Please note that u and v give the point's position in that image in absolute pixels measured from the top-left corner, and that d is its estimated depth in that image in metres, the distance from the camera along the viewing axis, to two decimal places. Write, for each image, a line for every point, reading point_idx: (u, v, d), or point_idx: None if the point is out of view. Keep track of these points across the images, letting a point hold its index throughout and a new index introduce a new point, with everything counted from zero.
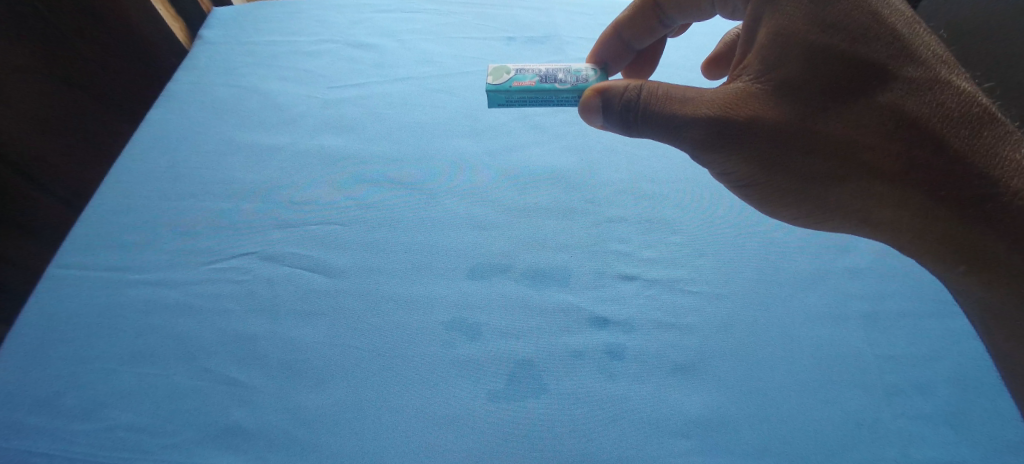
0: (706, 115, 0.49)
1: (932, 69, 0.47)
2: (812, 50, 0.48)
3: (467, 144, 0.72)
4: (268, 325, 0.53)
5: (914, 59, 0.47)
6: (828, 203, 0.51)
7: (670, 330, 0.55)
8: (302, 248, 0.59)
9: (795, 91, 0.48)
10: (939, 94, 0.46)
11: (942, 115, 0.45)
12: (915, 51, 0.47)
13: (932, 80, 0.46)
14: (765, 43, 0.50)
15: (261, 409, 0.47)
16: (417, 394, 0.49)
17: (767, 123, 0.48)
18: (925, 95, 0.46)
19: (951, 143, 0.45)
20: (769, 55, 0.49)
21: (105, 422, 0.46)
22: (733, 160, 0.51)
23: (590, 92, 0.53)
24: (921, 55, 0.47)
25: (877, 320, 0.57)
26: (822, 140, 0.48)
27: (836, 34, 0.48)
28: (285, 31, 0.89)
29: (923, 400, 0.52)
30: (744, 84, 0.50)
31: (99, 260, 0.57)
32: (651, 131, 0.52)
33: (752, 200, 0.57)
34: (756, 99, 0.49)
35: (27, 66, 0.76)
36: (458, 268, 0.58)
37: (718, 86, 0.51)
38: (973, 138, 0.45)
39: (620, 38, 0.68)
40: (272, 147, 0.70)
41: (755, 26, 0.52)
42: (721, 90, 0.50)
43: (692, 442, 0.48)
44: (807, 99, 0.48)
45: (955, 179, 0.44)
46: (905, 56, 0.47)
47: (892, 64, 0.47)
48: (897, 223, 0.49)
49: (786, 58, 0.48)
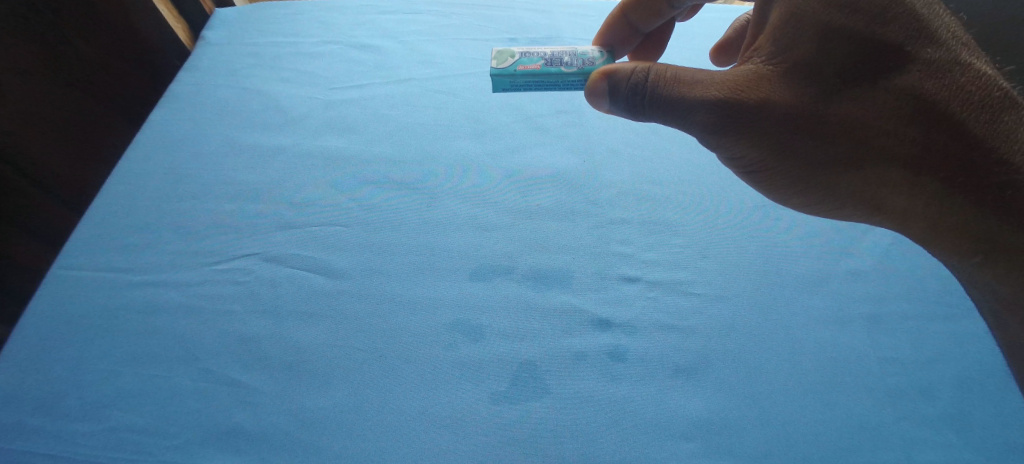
0: (714, 98, 0.48)
1: (952, 51, 0.45)
2: (827, 30, 0.45)
3: (469, 144, 0.72)
4: (270, 327, 0.54)
5: (935, 40, 0.45)
6: (840, 189, 0.50)
7: (669, 331, 0.55)
8: (304, 249, 0.60)
9: (808, 74, 0.46)
10: (959, 77, 0.44)
11: (962, 99, 0.44)
12: (935, 31, 0.45)
13: (952, 62, 0.44)
14: (777, 24, 0.47)
15: (263, 411, 0.48)
16: (419, 395, 0.49)
17: (778, 107, 0.47)
18: (946, 77, 0.44)
19: (969, 129, 0.43)
20: (782, 36, 0.47)
21: (108, 422, 0.47)
22: (743, 147, 0.50)
23: (595, 76, 0.53)
24: (941, 36, 0.45)
25: (880, 323, 0.56)
26: (835, 124, 0.46)
27: (853, 14, 0.45)
28: (287, 32, 0.89)
29: (927, 403, 0.51)
30: (754, 66, 0.48)
31: (103, 261, 0.58)
32: (659, 115, 0.51)
33: (760, 186, 0.56)
34: (768, 82, 0.47)
35: (27, 67, 0.75)
36: (458, 270, 0.58)
37: (728, 69, 0.49)
38: (993, 123, 0.43)
39: (626, 21, 0.66)
40: (274, 148, 0.71)
41: (767, 6, 0.49)
42: (732, 72, 0.49)
43: (691, 444, 0.48)
44: (820, 82, 0.46)
45: (971, 166, 0.43)
46: (926, 37, 0.45)
47: (911, 46, 0.44)
48: (910, 212, 0.48)
49: (800, 40, 0.46)
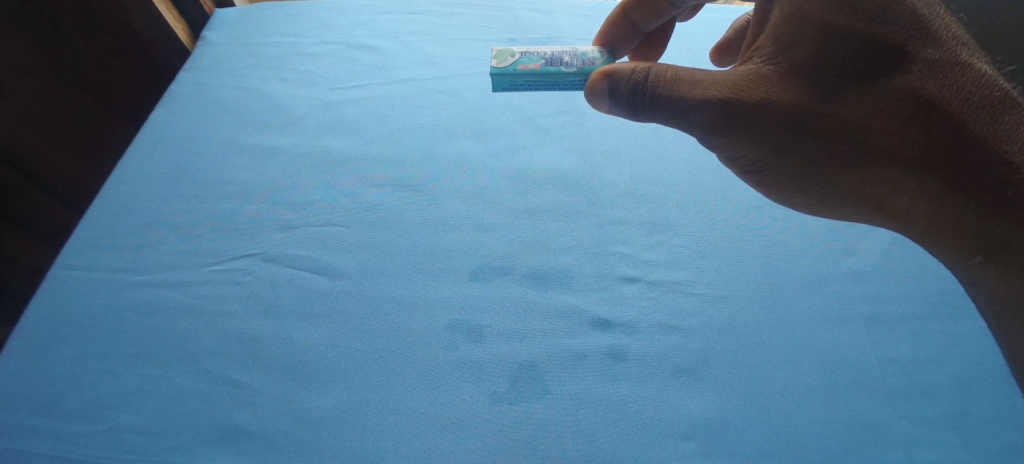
0: (714, 97, 0.48)
1: (953, 51, 0.45)
2: (828, 30, 0.45)
3: (470, 145, 0.72)
4: (270, 327, 0.54)
5: (936, 41, 0.45)
6: (840, 190, 0.50)
7: (670, 331, 0.55)
8: (304, 249, 0.60)
9: (808, 75, 0.46)
10: (960, 77, 0.44)
11: (962, 99, 0.44)
12: (936, 31, 0.45)
13: (953, 62, 0.44)
14: (778, 23, 0.47)
15: (263, 411, 0.48)
16: (420, 395, 0.49)
17: (778, 107, 0.47)
18: (946, 78, 0.44)
19: (969, 129, 0.43)
20: (783, 35, 0.47)
21: (108, 423, 0.47)
22: (744, 147, 0.50)
23: (595, 76, 0.53)
24: (941, 36, 0.45)
25: (881, 323, 0.56)
26: (836, 124, 0.46)
27: (853, 14, 0.45)
28: (286, 32, 0.89)
29: (927, 403, 0.51)
30: (755, 66, 0.48)
31: (104, 261, 0.58)
32: (659, 115, 0.51)
33: (761, 186, 0.56)
34: (768, 81, 0.47)
35: (28, 67, 0.75)
36: (459, 270, 0.58)
37: (728, 69, 0.49)
38: (993, 123, 0.43)
39: (627, 20, 0.66)
40: (275, 148, 0.71)
41: (768, 5, 0.49)
42: (732, 72, 0.49)
43: (692, 444, 0.48)
44: (821, 82, 0.46)
45: (971, 167, 0.43)
46: (926, 37, 0.45)
47: (911, 46, 0.44)
48: (910, 212, 0.48)
49: (800, 39, 0.46)
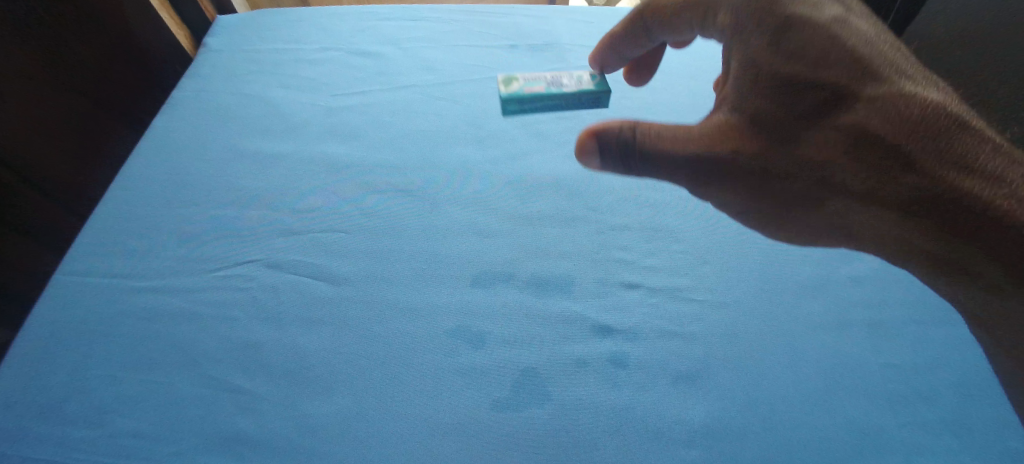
0: (701, 154, 0.50)
1: (894, 86, 0.50)
2: (780, 81, 0.51)
3: (471, 151, 0.72)
4: (272, 333, 0.54)
5: (875, 77, 0.50)
6: (830, 224, 0.54)
7: (671, 337, 0.55)
8: (306, 255, 0.60)
9: (778, 123, 0.50)
10: (907, 107, 0.49)
11: (914, 129, 0.48)
12: (875, 69, 0.51)
13: (897, 94, 0.49)
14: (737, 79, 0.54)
15: (265, 418, 0.48)
16: (421, 402, 0.49)
17: (759, 157, 0.50)
18: (896, 111, 0.49)
19: (930, 159, 0.47)
20: (742, 89, 0.53)
21: (109, 429, 0.47)
22: (735, 194, 0.53)
23: (583, 135, 0.53)
24: (881, 72, 0.51)
25: (879, 328, 0.56)
26: (813, 168, 0.50)
27: (800, 62, 0.51)
28: (288, 38, 0.89)
29: (926, 408, 0.51)
30: (725, 117, 0.52)
31: (105, 267, 0.58)
32: (651, 171, 0.53)
33: (759, 227, 0.59)
34: (743, 132, 0.51)
35: (28, 74, 0.78)
36: (461, 276, 0.59)
37: (701, 122, 0.53)
38: (948, 146, 0.47)
39: (615, 47, 0.73)
40: (277, 154, 0.71)
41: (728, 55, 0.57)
42: (708, 125, 0.52)
43: (693, 450, 0.48)
44: (790, 130, 0.50)
45: (947, 194, 0.47)
46: (867, 76, 0.50)
47: (856, 86, 0.50)
48: (902, 242, 0.51)
49: (755, 93, 0.52)
